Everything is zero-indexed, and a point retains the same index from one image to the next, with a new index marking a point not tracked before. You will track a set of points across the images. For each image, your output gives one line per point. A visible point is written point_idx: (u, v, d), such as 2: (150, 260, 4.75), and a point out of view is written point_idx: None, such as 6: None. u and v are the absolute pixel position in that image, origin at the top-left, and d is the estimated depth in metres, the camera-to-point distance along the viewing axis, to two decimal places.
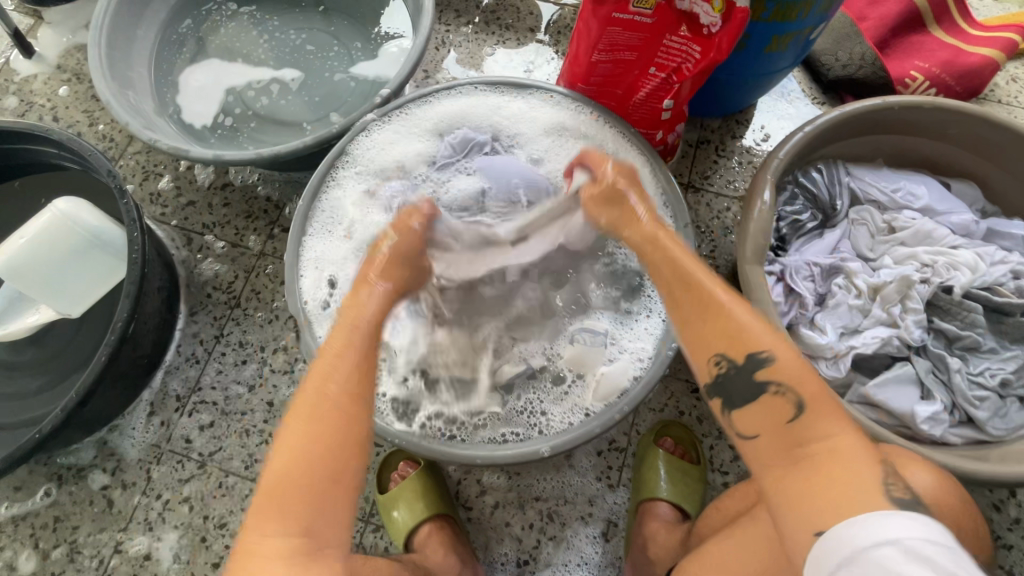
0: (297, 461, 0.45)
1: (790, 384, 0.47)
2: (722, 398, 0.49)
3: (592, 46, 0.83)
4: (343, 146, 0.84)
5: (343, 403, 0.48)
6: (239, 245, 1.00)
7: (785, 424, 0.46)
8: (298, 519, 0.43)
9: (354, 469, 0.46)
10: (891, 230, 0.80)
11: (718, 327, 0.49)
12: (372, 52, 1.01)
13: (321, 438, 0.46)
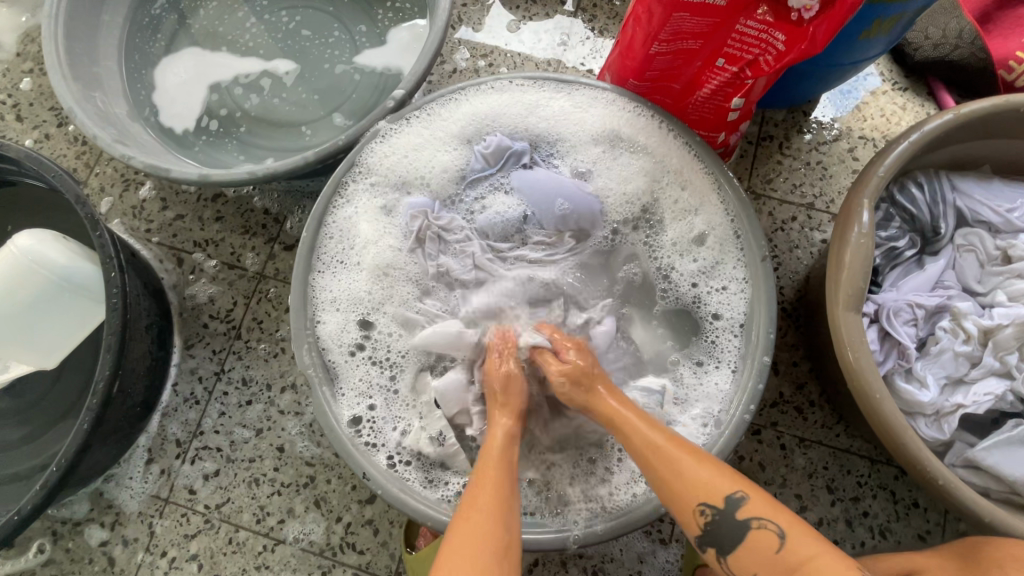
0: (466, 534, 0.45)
1: (769, 513, 0.45)
2: (714, 547, 0.47)
3: (651, 36, 0.68)
4: (352, 157, 0.70)
5: (499, 475, 0.50)
6: (235, 265, 0.88)
7: (773, 554, 0.44)
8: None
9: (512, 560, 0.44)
10: (1005, 259, 0.67)
11: (694, 480, 0.47)
12: (378, 36, 0.86)
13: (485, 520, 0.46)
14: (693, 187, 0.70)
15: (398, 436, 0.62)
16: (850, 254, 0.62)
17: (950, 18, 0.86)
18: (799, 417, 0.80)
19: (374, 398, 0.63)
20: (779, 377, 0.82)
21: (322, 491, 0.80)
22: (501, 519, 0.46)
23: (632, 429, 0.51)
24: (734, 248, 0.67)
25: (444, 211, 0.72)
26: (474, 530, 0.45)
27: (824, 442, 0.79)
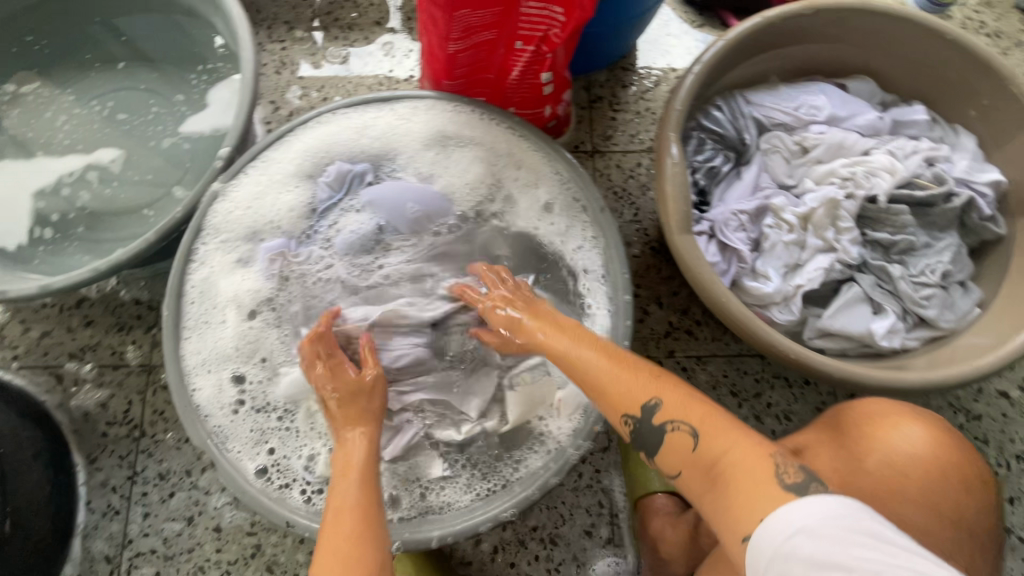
0: None
1: (682, 417, 0.49)
2: (646, 450, 0.51)
3: (445, 38, 0.71)
4: (196, 222, 0.69)
5: (356, 508, 0.50)
6: (120, 364, 0.85)
7: (691, 453, 0.48)
8: None
9: None
10: (804, 150, 0.76)
11: (616, 389, 0.52)
12: (199, 102, 0.86)
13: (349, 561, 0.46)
14: (526, 166, 0.74)
15: (302, 472, 0.64)
16: (675, 186, 0.68)
17: None
18: (692, 338, 0.87)
19: (271, 443, 0.65)
20: (665, 309, 0.88)
21: (271, 555, 0.79)
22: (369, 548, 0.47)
23: (569, 353, 0.55)
24: (577, 210, 0.72)
25: (303, 245, 0.73)
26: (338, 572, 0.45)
27: (719, 353, 0.87)
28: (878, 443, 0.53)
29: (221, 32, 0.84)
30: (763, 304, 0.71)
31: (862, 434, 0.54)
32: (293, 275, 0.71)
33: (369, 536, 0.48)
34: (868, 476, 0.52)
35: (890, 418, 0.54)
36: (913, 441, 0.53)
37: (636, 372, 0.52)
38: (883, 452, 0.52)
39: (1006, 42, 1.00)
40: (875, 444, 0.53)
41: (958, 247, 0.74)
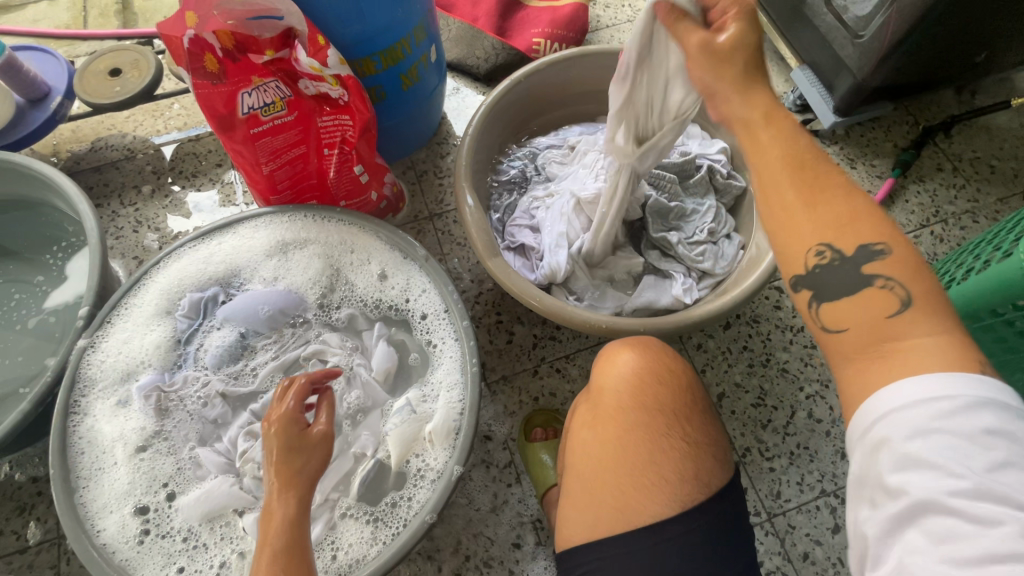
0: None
1: (900, 281, 0.45)
2: (812, 289, 0.48)
3: (256, 163, 0.84)
4: (71, 377, 0.76)
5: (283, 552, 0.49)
6: (26, 547, 0.86)
7: (881, 317, 0.45)
8: None
9: None
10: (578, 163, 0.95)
11: (853, 220, 0.46)
12: (59, 277, 0.94)
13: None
14: (356, 246, 0.86)
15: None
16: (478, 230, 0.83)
17: (481, 43, 1.20)
18: (557, 342, 0.99)
19: (180, 560, 0.69)
20: (527, 325, 1.00)
21: None
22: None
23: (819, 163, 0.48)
24: (410, 270, 0.84)
25: (176, 372, 0.80)
26: None
27: (583, 347, 0.99)
28: (608, 377, 0.64)
29: (66, 212, 0.94)
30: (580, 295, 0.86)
31: (600, 374, 0.65)
32: (171, 403, 0.77)
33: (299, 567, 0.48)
34: (611, 407, 0.62)
35: (613, 355, 0.65)
36: (632, 366, 0.63)
37: (850, 205, 0.47)
38: (614, 381, 0.63)
39: None
40: (607, 378, 0.64)
41: (718, 207, 0.92)
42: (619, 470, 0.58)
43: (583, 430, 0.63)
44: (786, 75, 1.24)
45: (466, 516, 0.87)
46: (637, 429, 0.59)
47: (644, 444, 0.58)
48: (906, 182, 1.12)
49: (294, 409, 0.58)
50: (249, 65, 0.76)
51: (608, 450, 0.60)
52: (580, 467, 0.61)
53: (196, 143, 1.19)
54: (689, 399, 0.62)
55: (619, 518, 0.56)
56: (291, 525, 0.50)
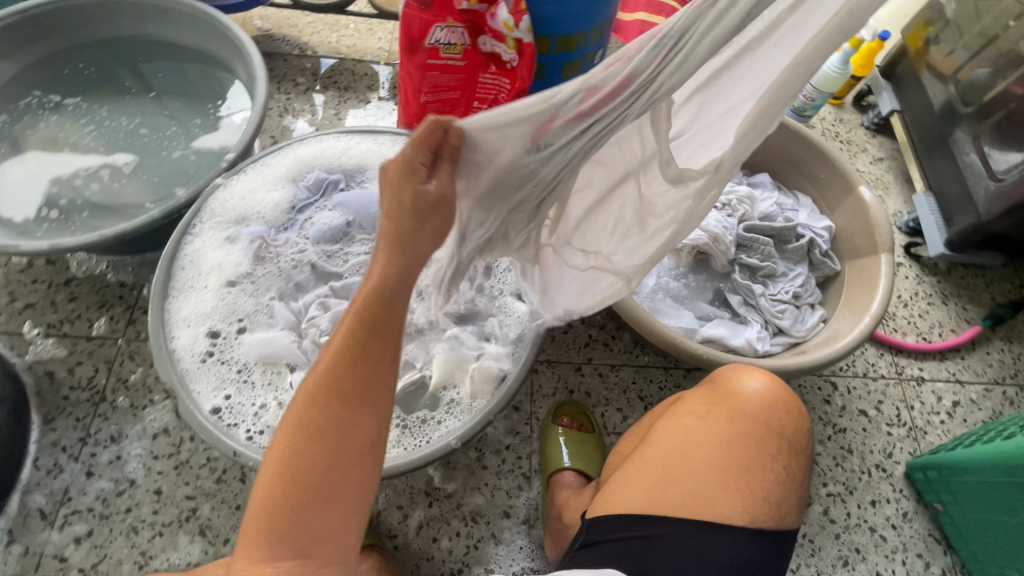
0: (323, 399, 0.48)
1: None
2: None
3: (417, 88, 0.94)
4: (198, 204, 0.84)
5: (350, 337, 0.50)
6: (90, 336, 0.95)
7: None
8: (295, 462, 0.47)
9: (348, 414, 0.48)
10: None
11: None
12: (212, 126, 1.05)
13: (333, 377, 0.49)
14: None
15: (252, 414, 0.74)
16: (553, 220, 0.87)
17: None
18: (607, 349, 1.02)
19: (229, 389, 0.75)
20: (586, 324, 1.04)
21: (208, 518, 0.84)
22: (361, 362, 0.49)
23: None
24: None
25: (281, 232, 0.88)
26: (328, 377, 0.49)
27: (628, 363, 1.02)
28: (738, 387, 0.68)
29: (240, 76, 1.06)
30: (460, 267, 0.66)
31: (734, 378, 0.69)
32: (269, 256, 0.85)
33: (362, 353, 0.49)
34: (729, 411, 0.66)
35: (748, 371, 0.70)
36: (764, 386, 0.68)
37: None
38: (747, 392, 0.67)
39: (854, 149, 1.31)
40: (738, 385, 0.68)
41: (808, 277, 0.96)
42: (712, 464, 0.61)
43: (690, 417, 0.67)
44: (906, 197, 1.26)
45: (470, 469, 0.91)
46: (746, 439, 0.63)
47: (746, 455, 0.62)
48: (993, 335, 1.11)
49: (449, 146, 0.49)
50: (450, 6, 0.83)
51: (713, 443, 0.63)
52: (673, 444, 0.64)
53: (357, 64, 1.31)
54: (800, 442, 0.66)
55: (688, 502, 0.59)
56: (383, 293, 0.50)
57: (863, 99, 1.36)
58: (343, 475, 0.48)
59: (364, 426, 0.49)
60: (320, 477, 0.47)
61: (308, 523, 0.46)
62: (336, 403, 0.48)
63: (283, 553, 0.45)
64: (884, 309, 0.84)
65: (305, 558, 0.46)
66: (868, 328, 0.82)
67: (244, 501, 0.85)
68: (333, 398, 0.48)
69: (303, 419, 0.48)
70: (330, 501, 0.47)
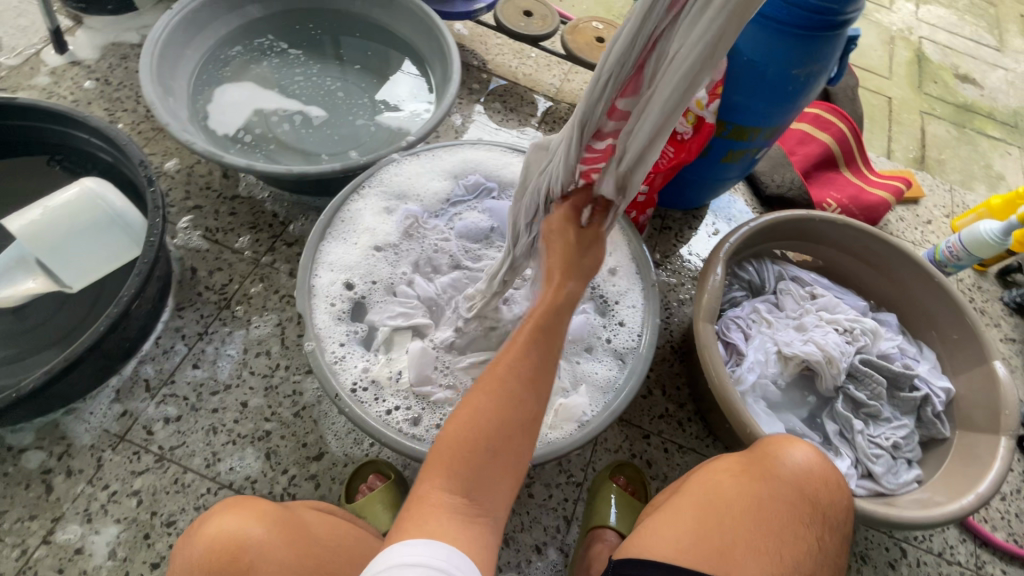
0: (486, 412, 0.48)
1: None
2: None
3: None
4: (373, 170, 0.95)
5: (512, 357, 0.51)
6: (232, 249, 1.06)
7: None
8: (458, 475, 0.46)
9: (519, 408, 0.49)
10: (811, 297, 1.00)
11: None
12: (396, 107, 1.17)
13: (492, 399, 0.49)
14: (610, 238, 0.96)
15: (358, 367, 0.80)
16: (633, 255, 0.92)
17: (786, 171, 1.29)
18: (679, 429, 1.02)
19: (345, 337, 0.82)
20: (666, 397, 1.04)
21: (275, 445, 0.90)
22: (522, 365, 0.51)
23: None
24: (635, 284, 0.92)
25: (432, 217, 0.97)
26: (485, 389, 0.50)
27: (696, 449, 1.00)
28: (773, 454, 0.71)
29: (434, 72, 1.18)
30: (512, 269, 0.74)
31: (775, 444, 0.73)
32: (416, 234, 0.93)
33: (522, 358, 0.51)
34: (761, 474, 0.69)
35: (787, 441, 0.72)
36: (807, 458, 0.71)
37: None
38: (787, 458, 0.70)
39: (987, 320, 1.25)
40: (780, 452, 0.71)
41: (912, 430, 0.91)
42: (741, 518, 0.64)
43: (723, 473, 0.70)
44: None
45: (517, 493, 0.92)
46: (780, 502, 0.66)
47: (778, 518, 0.65)
48: None
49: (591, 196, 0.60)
50: None
51: (749, 500, 0.66)
52: (704, 495, 0.68)
53: (526, 91, 1.41)
54: (837, 520, 0.68)
55: (717, 548, 0.62)
56: (566, 297, 0.55)
57: (1009, 274, 1.31)
58: (500, 453, 0.48)
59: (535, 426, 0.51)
60: (480, 456, 0.47)
61: (477, 474, 0.46)
62: (504, 398, 0.49)
63: (456, 490, 0.46)
64: (991, 494, 0.79)
65: (472, 501, 0.46)
66: (968, 508, 0.77)
67: (311, 441, 0.91)
68: (506, 390, 0.49)
69: (497, 381, 0.50)
70: (499, 454, 0.48)
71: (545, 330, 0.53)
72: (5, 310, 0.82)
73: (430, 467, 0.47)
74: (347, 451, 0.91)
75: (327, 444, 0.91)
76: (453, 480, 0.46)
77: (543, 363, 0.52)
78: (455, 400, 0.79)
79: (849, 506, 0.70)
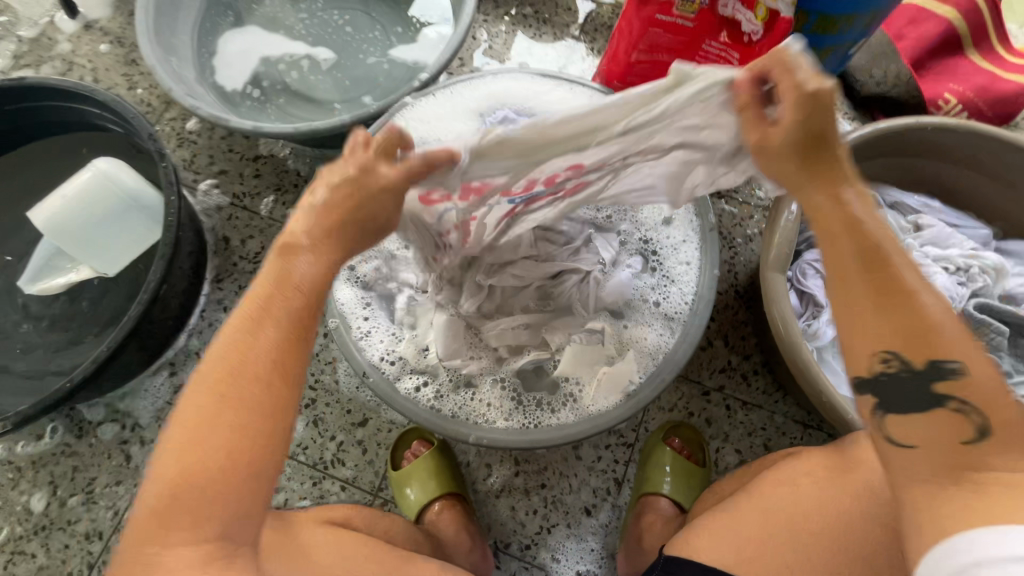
0: (211, 442, 0.39)
1: (983, 402, 0.37)
2: None
3: (633, 48, 0.84)
4: (385, 119, 0.86)
5: (243, 380, 0.40)
6: (255, 212, 1.03)
7: (965, 447, 0.37)
8: (209, 522, 0.39)
9: (258, 439, 0.40)
10: (916, 228, 0.82)
11: None
12: (412, 37, 1.03)
13: (226, 427, 0.40)
14: None
15: (384, 342, 0.75)
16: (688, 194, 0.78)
17: (889, 62, 1.03)
18: (744, 383, 0.92)
19: (368, 309, 0.76)
20: (728, 348, 0.93)
21: (320, 413, 0.91)
22: (260, 387, 0.41)
23: None
24: (691, 233, 0.79)
25: None
26: (207, 405, 0.40)
27: (763, 405, 0.91)
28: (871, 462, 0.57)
29: None
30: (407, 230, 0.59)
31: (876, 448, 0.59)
32: None
33: (249, 383, 0.40)
34: (850, 485, 0.57)
35: None
36: None
37: None
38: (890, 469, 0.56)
39: None
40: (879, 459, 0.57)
41: None
42: (819, 539, 0.54)
43: (801, 478, 0.59)
44: None
45: (564, 455, 0.88)
46: (873, 524, 0.54)
47: (863, 540, 0.54)
48: None
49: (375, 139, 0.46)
50: None
51: (830, 517, 0.55)
52: (773, 503, 0.58)
53: None
54: None
55: (782, 570, 0.54)
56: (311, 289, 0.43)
57: None
58: (237, 477, 0.40)
59: (278, 424, 0.41)
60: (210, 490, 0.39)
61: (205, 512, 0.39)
62: (238, 425, 0.40)
63: (186, 547, 0.39)
64: None
65: (224, 540, 0.40)
66: None
67: (354, 408, 0.91)
68: (227, 415, 0.40)
69: (219, 405, 0.40)
70: (226, 485, 0.39)
71: (285, 338, 0.42)
72: (55, 298, 0.86)
73: (147, 515, 0.40)
74: (390, 417, 0.91)
75: (370, 411, 0.91)
76: (208, 528, 0.39)
77: (290, 348, 0.42)
78: (489, 373, 0.74)
79: None
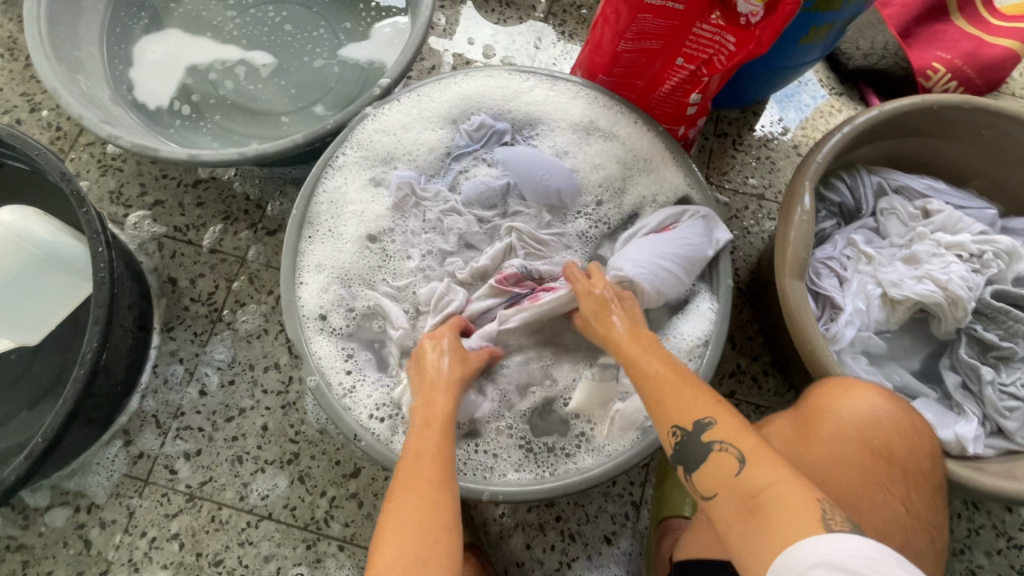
0: (404, 541, 0.46)
1: (732, 440, 0.47)
2: None
3: (619, 36, 0.76)
4: (346, 133, 0.76)
5: (421, 488, 0.50)
6: (200, 245, 0.91)
7: (733, 477, 0.45)
8: None
9: (437, 532, 0.47)
10: (925, 214, 0.78)
11: None
12: (363, 32, 0.91)
13: (417, 524, 0.47)
14: (656, 176, 0.78)
15: (374, 399, 0.67)
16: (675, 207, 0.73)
17: (877, 31, 0.98)
18: (754, 386, 0.88)
19: (351, 360, 0.69)
20: (736, 351, 0.89)
21: (306, 467, 0.82)
22: (436, 490, 0.49)
23: None
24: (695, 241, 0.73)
25: (430, 181, 0.79)
26: (404, 509, 0.48)
27: (777, 407, 0.87)
28: (827, 411, 0.55)
29: None
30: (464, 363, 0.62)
31: (829, 395, 0.57)
32: (414, 208, 0.75)
33: (437, 486, 0.50)
34: (817, 441, 0.54)
35: (841, 389, 0.57)
36: (879, 406, 0.55)
37: None
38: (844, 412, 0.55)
39: None
40: (834, 407, 0.56)
41: None
42: None
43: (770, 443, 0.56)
44: None
45: None
46: (851, 470, 0.53)
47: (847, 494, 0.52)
48: None
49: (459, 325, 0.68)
50: None
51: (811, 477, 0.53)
52: None
53: None
54: (921, 466, 0.55)
55: None
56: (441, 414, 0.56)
57: None
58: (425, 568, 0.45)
59: (448, 523, 0.48)
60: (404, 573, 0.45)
61: None
62: (421, 521, 0.47)
63: None
64: None
65: None
66: None
67: (344, 458, 0.82)
68: (420, 516, 0.48)
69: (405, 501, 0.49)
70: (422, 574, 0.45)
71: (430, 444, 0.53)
72: None
73: None
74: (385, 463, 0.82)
75: (361, 459, 0.82)
76: None
77: (440, 460, 0.52)
78: (496, 419, 0.68)
79: (932, 439, 0.56)
